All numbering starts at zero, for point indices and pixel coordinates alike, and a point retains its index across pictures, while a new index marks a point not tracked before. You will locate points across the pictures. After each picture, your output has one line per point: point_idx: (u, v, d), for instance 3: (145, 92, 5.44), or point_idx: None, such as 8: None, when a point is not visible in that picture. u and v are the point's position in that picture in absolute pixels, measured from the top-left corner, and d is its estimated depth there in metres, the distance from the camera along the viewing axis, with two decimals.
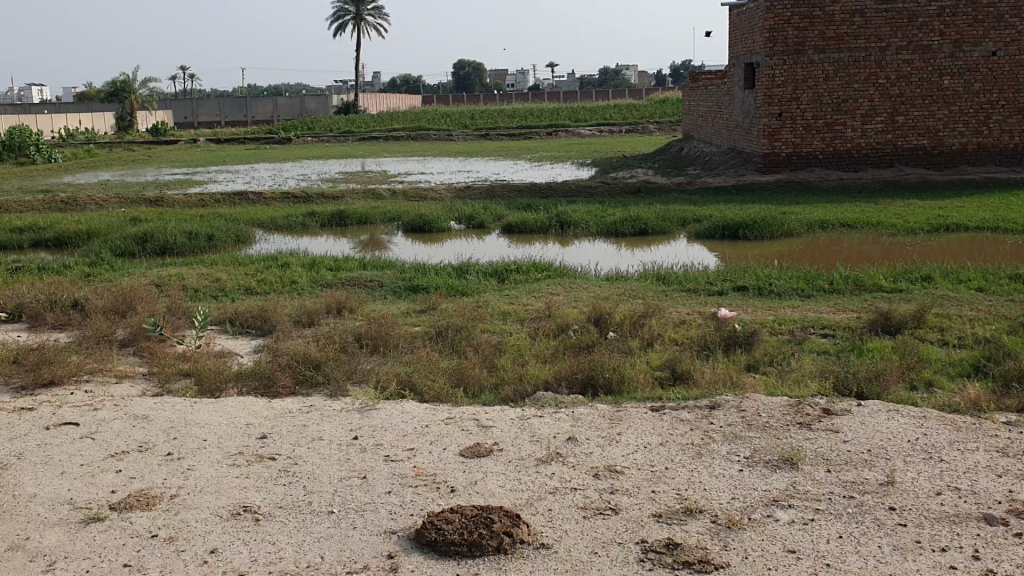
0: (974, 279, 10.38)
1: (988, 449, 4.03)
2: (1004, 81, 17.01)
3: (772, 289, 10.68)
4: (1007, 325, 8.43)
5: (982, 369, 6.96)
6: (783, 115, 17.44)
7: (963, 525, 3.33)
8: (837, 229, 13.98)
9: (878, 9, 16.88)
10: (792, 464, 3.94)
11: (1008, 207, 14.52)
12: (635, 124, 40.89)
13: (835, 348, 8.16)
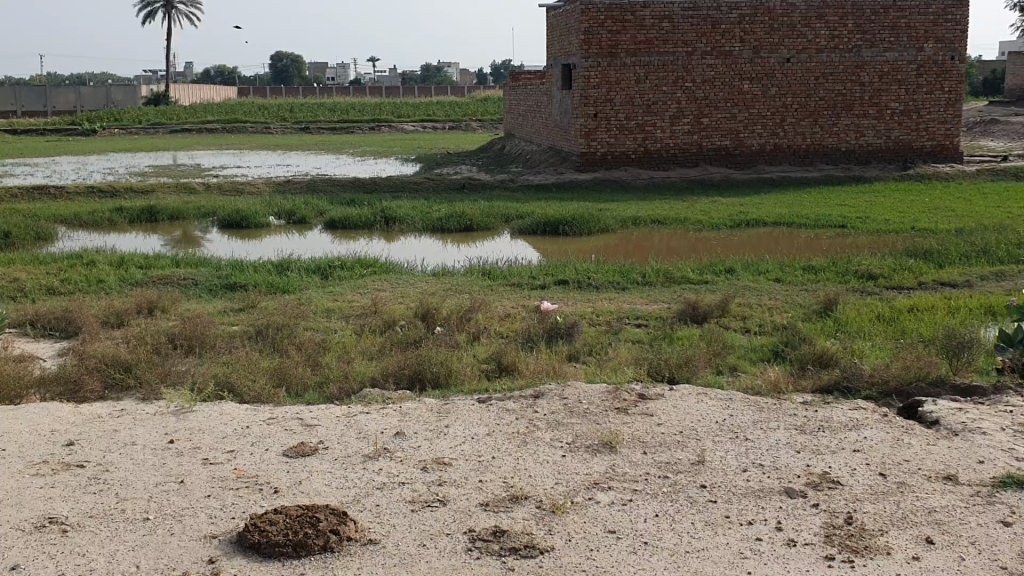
0: (772, 270, 11.11)
1: (787, 427, 4.34)
2: (798, 86, 18.25)
3: (590, 283, 11.03)
4: (801, 313, 9.08)
5: (780, 354, 7.48)
6: (599, 116, 18.03)
7: (768, 499, 3.56)
8: (650, 225, 14.60)
9: (684, 16, 17.79)
10: (611, 448, 4.10)
11: (802, 204, 15.60)
12: (458, 121, 41.14)
13: (649, 337, 8.54)
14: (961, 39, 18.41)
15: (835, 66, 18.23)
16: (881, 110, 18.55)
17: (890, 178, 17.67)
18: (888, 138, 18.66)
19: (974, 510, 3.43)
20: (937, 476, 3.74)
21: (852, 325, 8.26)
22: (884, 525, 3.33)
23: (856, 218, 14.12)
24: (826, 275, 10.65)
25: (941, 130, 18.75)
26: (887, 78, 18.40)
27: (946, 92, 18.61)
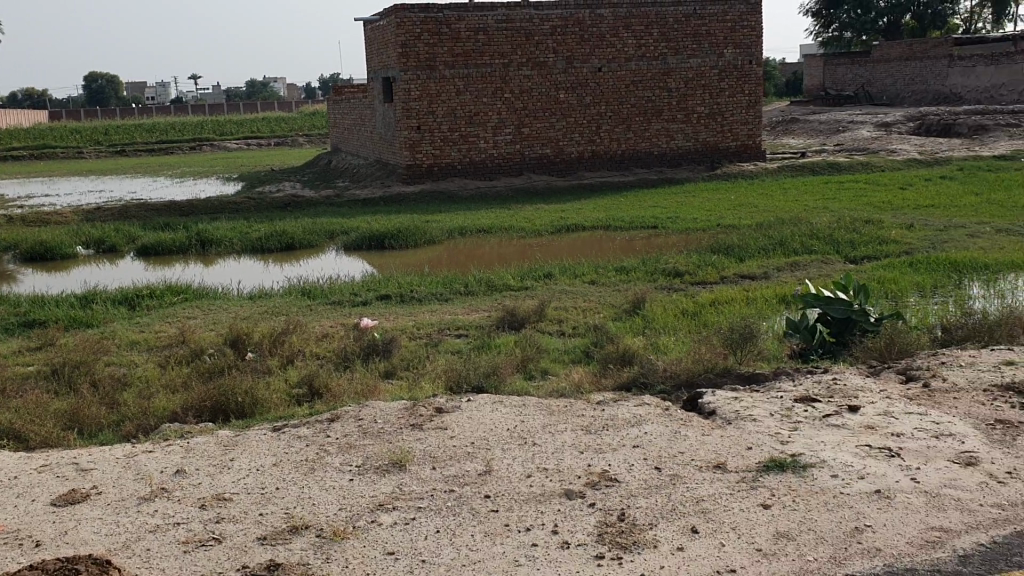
0: (588, 272, 11.42)
1: (575, 428, 4.45)
2: (610, 93, 18.84)
3: (412, 296, 10.99)
4: (614, 313, 9.35)
5: (591, 355, 7.69)
6: (421, 128, 17.98)
7: (547, 503, 3.63)
8: (475, 234, 14.70)
9: (499, 28, 18.00)
10: (399, 466, 4.07)
11: (619, 207, 16.13)
12: (284, 137, 40.22)
13: (467, 347, 8.58)
14: (757, 44, 19.51)
15: (644, 73, 18.95)
16: (688, 114, 19.41)
17: (699, 178, 18.53)
18: (696, 140, 19.56)
19: (738, 496, 3.61)
20: (708, 465, 3.91)
21: (660, 321, 8.57)
22: (654, 519, 3.45)
23: (667, 218, 14.72)
24: (638, 274, 11.02)
25: (744, 131, 19.81)
26: (692, 83, 19.28)
27: (746, 95, 19.68)
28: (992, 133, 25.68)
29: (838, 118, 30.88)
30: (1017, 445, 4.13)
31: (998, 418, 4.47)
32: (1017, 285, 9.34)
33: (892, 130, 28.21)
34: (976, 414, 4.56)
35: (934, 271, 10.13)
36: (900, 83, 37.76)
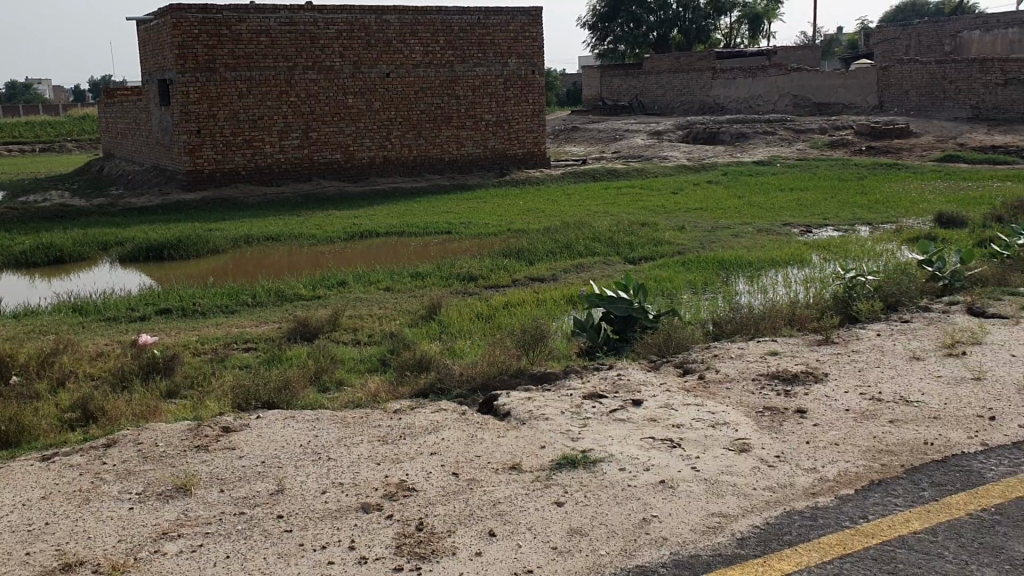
0: (381, 279, 11.34)
1: (371, 440, 4.38)
2: (399, 99, 18.80)
3: (197, 309, 10.49)
4: (407, 319, 9.32)
5: (386, 363, 7.63)
6: (202, 132, 17.15)
7: (343, 519, 3.55)
8: (263, 243, 14.24)
9: (283, 30, 17.52)
10: (184, 491, 3.86)
11: (411, 213, 16.12)
12: (49, 142, 37.38)
13: (257, 360, 8.27)
14: (538, 55, 20.12)
15: (431, 80, 19.05)
16: (476, 121, 19.71)
17: (489, 184, 18.85)
18: (485, 147, 19.89)
19: (533, 495, 3.68)
20: (503, 467, 3.96)
21: (454, 325, 8.63)
22: (451, 526, 3.45)
23: (458, 223, 14.87)
24: (432, 280, 11.06)
25: (529, 138, 20.38)
26: (479, 91, 19.60)
27: (530, 103, 20.25)
28: (751, 141, 27.84)
29: (616, 126, 32.41)
30: (783, 429, 4.46)
31: (767, 405, 4.81)
32: (776, 280, 10.12)
33: (665, 137, 29.92)
34: (747, 402, 4.87)
35: (705, 270, 10.80)
36: (670, 93, 40.20)
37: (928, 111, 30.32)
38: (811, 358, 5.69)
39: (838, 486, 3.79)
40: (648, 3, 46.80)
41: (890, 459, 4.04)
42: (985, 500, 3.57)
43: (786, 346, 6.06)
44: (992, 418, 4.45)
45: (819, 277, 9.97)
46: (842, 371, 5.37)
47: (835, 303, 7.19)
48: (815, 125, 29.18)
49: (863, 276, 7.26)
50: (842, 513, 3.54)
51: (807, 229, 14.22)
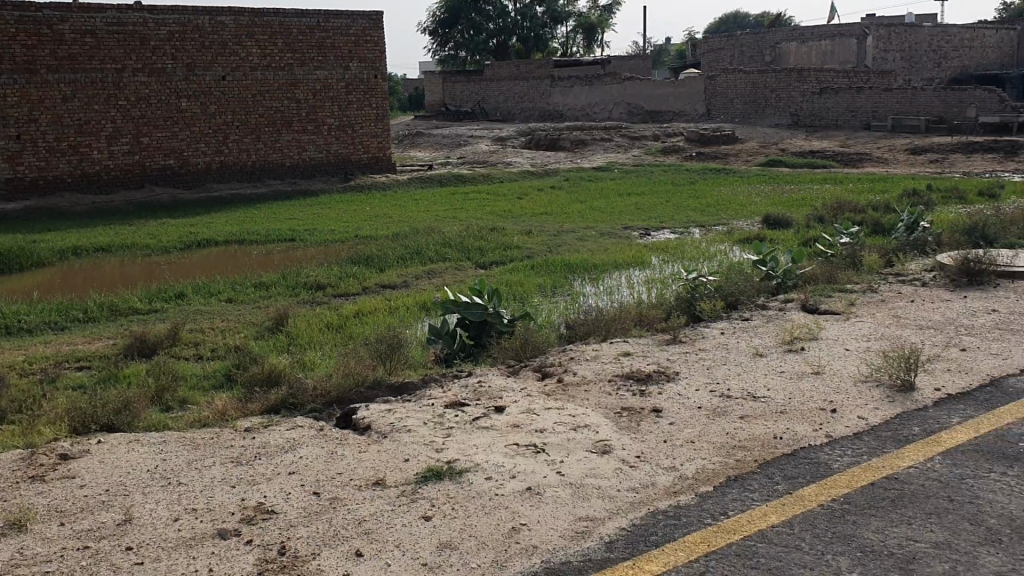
0: (223, 290, 10.90)
1: (224, 461, 4.17)
2: (236, 103, 18.16)
3: (20, 326, 9.76)
4: (253, 331, 8.99)
5: (233, 378, 7.31)
6: (22, 138, 15.87)
7: (199, 547, 3.35)
8: (92, 254, 13.44)
9: (109, 31, 16.56)
10: (19, 528, 3.54)
11: (252, 220, 15.61)
12: None
13: (90, 380, 7.76)
14: (380, 59, 20.04)
15: (270, 84, 18.52)
16: (318, 126, 19.32)
17: (333, 190, 18.51)
18: (327, 152, 19.53)
19: (399, 511, 3.59)
20: (366, 483, 3.85)
21: (303, 337, 8.38)
22: (316, 547, 3.32)
23: (303, 230, 14.51)
24: (277, 290, 10.72)
25: (373, 143, 20.18)
26: (319, 95, 19.23)
27: (372, 108, 20.07)
28: (590, 147, 28.57)
29: (459, 133, 32.56)
30: (642, 430, 4.53)
31: (624, 406, 4.88)
32: (620, 282, 10.38)
33: (507, 143, 30.28)
34: (604, 404, 4.94)
35: (552, 273, 10.96)
36: (511, 100, 40.80)
37: (752, 119, 32.43)
38: (661, 357, 5.83)
39: (697, 483, 3.88)
40: (486, 11, 47.23)
41: (744, 454, 4.17)
42: (835, 489, 3.73)
43: (637, 346, 6.19)
44: (833, 409, 4.68)
45: (660, 279, 10.29)
46: (692, 370, 5.53)
47: (680, 302, 7.42)
48: (650, 132, 30.26)
49: (705, 277, 7.53)
50: (704, 511, 3.62)
51: (646, 232, 14.68)
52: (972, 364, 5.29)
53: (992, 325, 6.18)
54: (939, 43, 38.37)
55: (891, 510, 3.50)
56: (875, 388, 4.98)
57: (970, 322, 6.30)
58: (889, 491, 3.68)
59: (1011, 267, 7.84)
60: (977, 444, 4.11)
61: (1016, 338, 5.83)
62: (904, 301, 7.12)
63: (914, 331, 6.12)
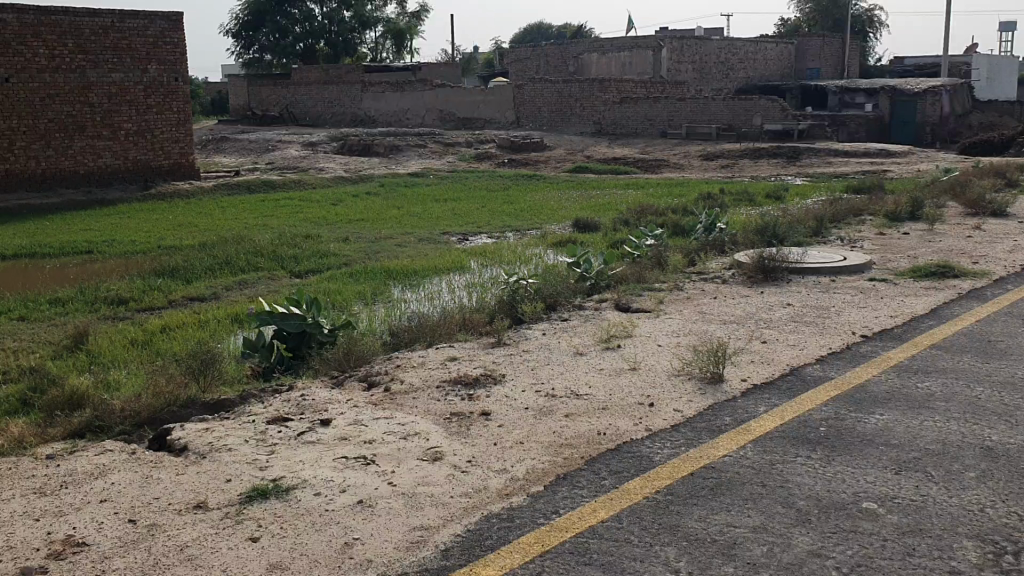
0: (14, 308, 10.06)
1: (26, 493, 3.85)
2: (22, 107, 16.83)
3: None
4: (49, 351, 8.34)
5: (28, 403, 6.75)
6: None
7: None
8: None
9: None
10: None
11: (43, 232, 14.53)
12: None
13: None
14: (181, 61, 19.19)
15: (60, 87, 17.32)
16: (114, 131, 18.23)
17: (132, 200, 17.53)
18: (126, 158, 18.47)
19: (224, 534, 3.42)
20: (187, 507, 3.65)
21: (107, 355, 7.87)
22: None
23: (101, 242, 13.64)
24: (75, 305, 10.01)
25: (175, 149, 19.29)
26: (115, 99, 18.16)
27: (174, 112, 19.19)
28: (404, 153, 28.48)
29: (267, 138, 31.65)
30: (471, 434, 4.54)
31: (453, 411, 4.88)
32: (440, 287, 10.40)
33: (318, 149, 29.70)
34: (432, 410, 4.91)
35: (371, 280, 10.83)
36: (320, 105, 40.10)
37: (558, 126, 33.77)
38: (486, 361, 5.87)
39: (528, 484, 3.92)
40: (292, 14, 46.09)
41: (571, 452, 4.25)
42: (658, 482, 3.86)
43: (462, 351, 6.21)
44: (652, 404, 4.85)
45: (479, 283, 10.39)
46: (517, 371, 5.59)
47: (501, 306, 7.50)
48: (462, 138, 30.54)
49: (525, 280, 7.65)
50: (536, 510, 3.66)
51: (463, 237, 14.78)
52: (774, 355, 5.63)
53: (788, 318, 6.61)
54: (728, 55, 40.86)
55: (711, 498, 3.67)
56: (689, 381, 5.20)
57: (768, 315, 6.72)
58: (709, 480, 3.84)
59: (801, 264, 8.44)
60: (784, 430, 4.37)
61: (810, 329, 6.25)
62: (709, 298, 7.51)
63: (720, 326, 6.45)
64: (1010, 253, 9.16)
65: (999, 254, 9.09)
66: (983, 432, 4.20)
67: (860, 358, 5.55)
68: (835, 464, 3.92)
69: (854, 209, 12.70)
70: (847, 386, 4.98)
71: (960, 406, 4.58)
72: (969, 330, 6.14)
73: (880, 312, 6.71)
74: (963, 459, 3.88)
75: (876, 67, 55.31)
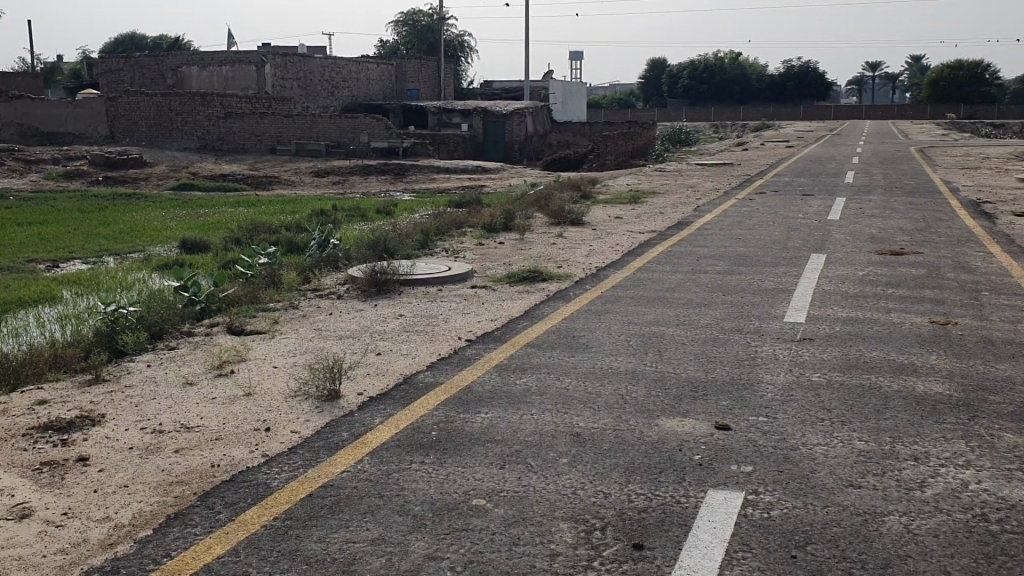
0: None
1: None
2: None
3: None
4: None
5: None
6: None
7: None
8: None
9: None
10: None
11: None
12: None
13: None
14: None
15: None
16: None
17: None
18: None
19: None
20: None
21: None
22: None
23: None
24: None
25: None
26: None
27: None
28: None
29: None
30: (65, 483, 4.12)
31: (43, 461, 4.39)
32: (27, 322, 9.30)
33: None
34: (19, 462, 4.39)
35: None
36: None
37: (159, 143, 32.65)
38: (83, 401, 5.36)
39: (134, 530, 3.63)
40: None
41: (182, 489, 4.01)
42: (275, 508, 3.76)
43: (54, 392, 5.60)
44: (268, 428, 4.73)
45: (74, 315, 9.46)
46: (119, 409, 5.17)
47: (99, 339, 6.89)
48: (46, 155, 27.73)
49: (124, 308, 7.09)
50: (143, 557, 3.40)
51: (52, 264, 13.40)
52: (387, 366, 5.73)
53: (399, 328, 6.79)
54: (331, 73, 41.42)
55: (330, 516, 3.64)
56: (304, 401, 5.13)
57: (381, 326, 6.85)
58: (327, 499, 3.81)
59: (410, 275, 8.72)
60: (398, 437, 4.46)
61: (419, 337, 6.48)
62: (322, 314, 7.49)
63: (334, 341, 6.45)
64: (587, 256, 10.23)
65: (579, 258, 10.11)
66: (572, 421, 4.61)
67: (466, 361, 5.85)
68: (445, 465, 4.08)
69: (456, 221, 13.43)
70: (456, 388, 5.22)
71: (552, 398, 5.00)
72: (556, 328, 6.74)
73: (481, 317, 7.14)
74: (557, 447, 4.24)
75: (467, 89, 59.19)
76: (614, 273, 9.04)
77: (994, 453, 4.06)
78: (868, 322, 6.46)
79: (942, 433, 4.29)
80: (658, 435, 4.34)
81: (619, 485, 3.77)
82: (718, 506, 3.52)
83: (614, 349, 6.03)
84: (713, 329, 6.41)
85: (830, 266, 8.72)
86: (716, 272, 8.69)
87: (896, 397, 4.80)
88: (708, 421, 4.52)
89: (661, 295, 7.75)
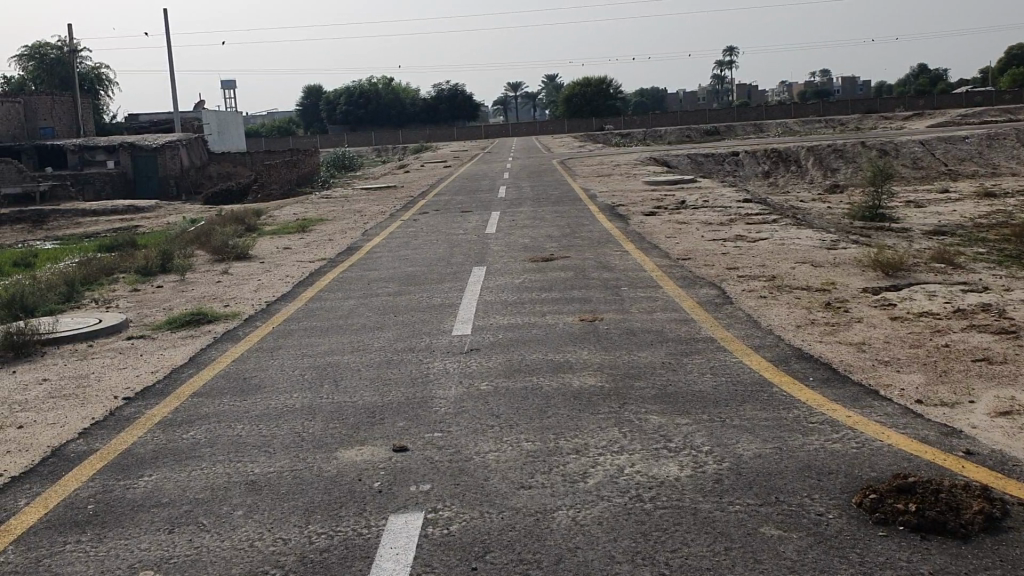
0: None
1: None
2: None
3: None
4: None
5: None
6: None
7: None
8: None
9: None
10: None
11: None
12: None
13: None
14: None
15: None
16: None
17: None
18: None
19: None
20: None
21: None
22: None
23: None
24: None
25: None
26: None
27: None
28: None
29: None
30: None
31: None
32: None
33: None
34: None
35: None
36: None
37: None
38: None
39: None
40: None
41: None
42: None
43: None
44: None
45: None
46: None
47: None
48: None
49: None
50: None
51: None
52: (33, 440, 5.13)
53: (45, 394, 6.12)
54: None
55: None
56: None
57: (23, 395, 6.13)
58: None
59: (54, 333, 7.92)
60: (49, 518, 3.99)
61: (69, 403, 5.87)
62: None
63: None
64: (255, 291, 9.93)
65: (246, 294, 9.77)
66: (245, 468, 4.41)
67: (125, 422, 5.39)
68: (107, 541, 3.71)
69: (105, 267, 12.42)
70: (113, 454, 4.78)
71: (222, 448, 4.74)
72: (224, 372, 6.42)
73: (139, 370, 6.63)
74: (230, 500, 4.02)
75: (111, 124, 55.29)
76: (284, 305, 8.84)
77: (642, 436, 4.45)
78: (527, 327, 6.83)
79: (598, 423, 4.63)
80: (335, 468, 4.28)
81: (297, 529, 3.66)
82: (399, 532, 3.52)
83: (284, 386, 5.85)
84: (384, 352, 6.44)
85: (491, 277, 9.14)
86: (384, 294, 8.80)
87: (557, 396, 5.10)
88: (387, 444, 4.53)
89: (331, 324, 7.67)
